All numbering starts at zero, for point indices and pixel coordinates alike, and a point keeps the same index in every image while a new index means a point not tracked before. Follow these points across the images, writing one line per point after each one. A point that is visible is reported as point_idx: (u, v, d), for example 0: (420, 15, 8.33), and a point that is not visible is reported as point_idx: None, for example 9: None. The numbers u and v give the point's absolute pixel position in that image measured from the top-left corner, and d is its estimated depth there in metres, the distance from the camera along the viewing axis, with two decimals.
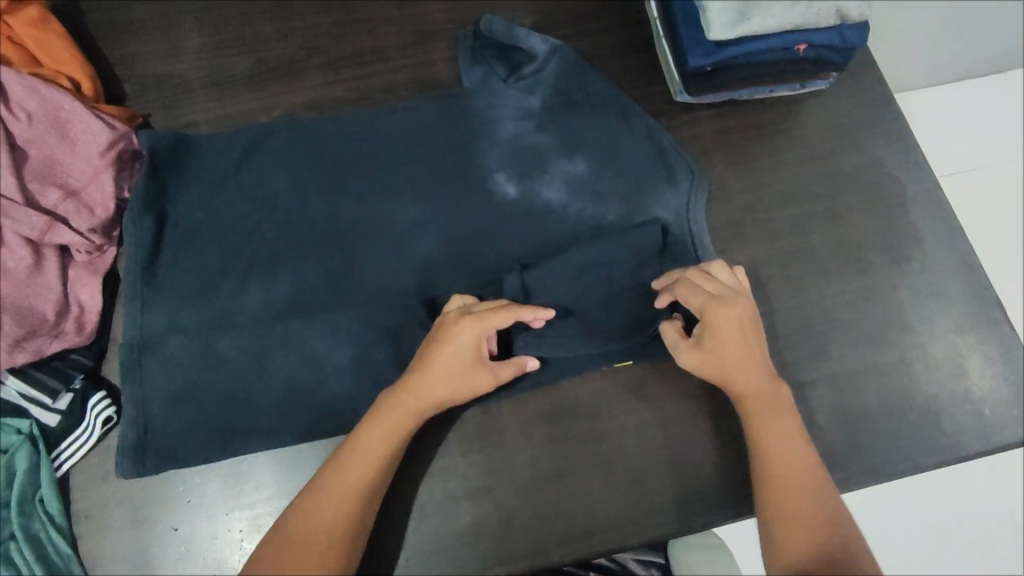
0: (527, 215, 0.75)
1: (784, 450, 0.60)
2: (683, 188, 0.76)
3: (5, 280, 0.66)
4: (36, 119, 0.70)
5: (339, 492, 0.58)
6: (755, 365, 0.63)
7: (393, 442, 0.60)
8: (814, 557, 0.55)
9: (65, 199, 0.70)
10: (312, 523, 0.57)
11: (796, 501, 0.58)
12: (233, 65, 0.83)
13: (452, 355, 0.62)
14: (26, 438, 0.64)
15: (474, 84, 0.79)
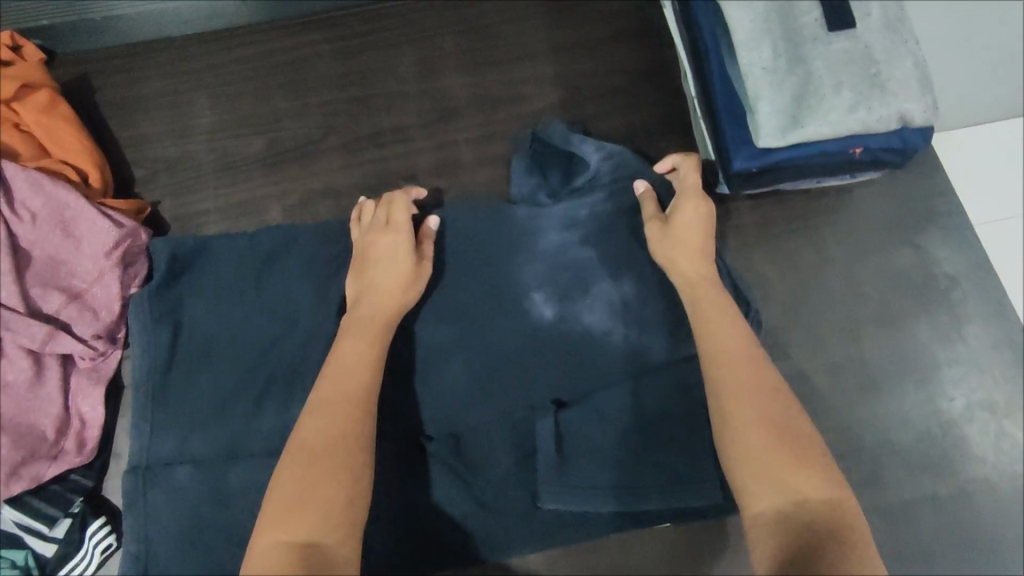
0: (570, 350, 0.68)
1: (733, 344, 0.54)
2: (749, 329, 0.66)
3: (4, 395, 0.63)
4: (41, 219, 0.68)
5: (327, 407, 0.52)
6: (701, 240, 0.63)
7: (359, 363, 0.56)
8: (767, 421, 0.49)
9: (68, 304, 0.67)
10: (325, 435, 0.51)
11: (751, 374, 0.51)
12: (247, 147, 0.79)
13: (381, 266, 0.63)
14: (21, 574, 0.60)
15: (523, 194, 0.76)
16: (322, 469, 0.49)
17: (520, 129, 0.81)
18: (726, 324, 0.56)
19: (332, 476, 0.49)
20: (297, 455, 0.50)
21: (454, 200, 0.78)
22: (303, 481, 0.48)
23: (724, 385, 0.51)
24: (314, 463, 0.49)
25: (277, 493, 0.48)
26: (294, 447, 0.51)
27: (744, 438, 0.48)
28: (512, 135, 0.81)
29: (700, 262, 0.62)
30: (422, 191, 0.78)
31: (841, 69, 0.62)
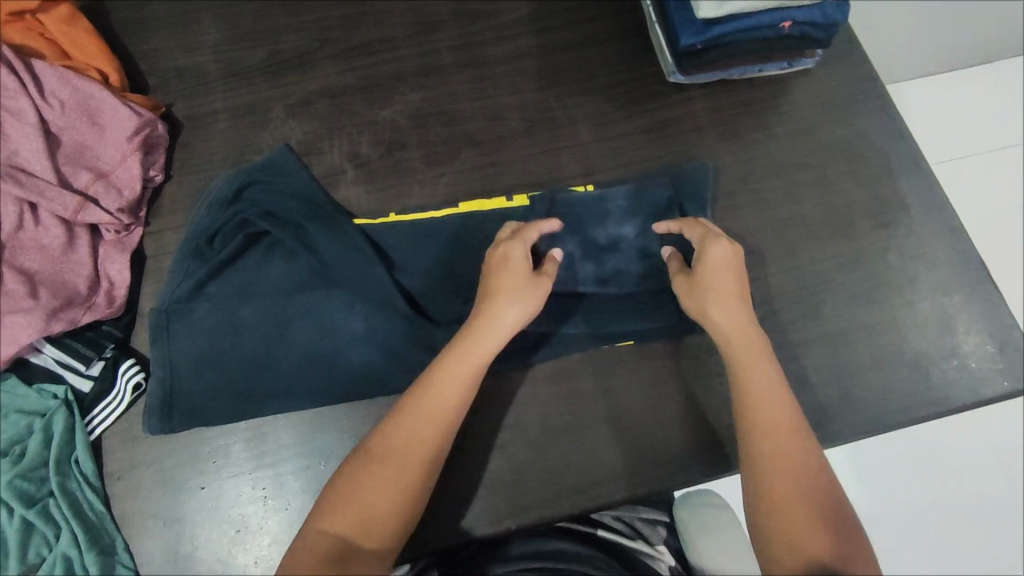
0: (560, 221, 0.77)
1: (770, 400, 0.62)
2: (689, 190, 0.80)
3: (41, 255, 0.70)
4: (68, 107, 0.75)
5: (409, 438, 0.59)
6: (740, 299, 0.67)
7: (458, 392, 0.62)
8: (807, 501, 0.58)
9: (96, 181, 0.74)
10: (401, 435, 0.59)
11: (794, 453, 0.60)
12: (249, 58, 0.87)
13: (506, 295, 0.65)
14: (63, 403, 0.66)
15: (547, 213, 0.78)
16: (392, 510, 0.57)
17: (498, 37, 0.89)
18: (768, 373, 0.64)
19: (395, 509, 0.57)
20: (395, 456, 0.59)
21: (440, 98, 0.85)
22: (374, 509, 0.57)
23: (759, 435, 0.61)
24: (394, 447, 0.59)
25: (349, 481, 0.58)
26: (392, 431, 0.60)
27: (784, 510, 0.57)
28: (491, 42, 0.89)
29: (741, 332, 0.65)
30: (409, 92, 0.85)
31: None
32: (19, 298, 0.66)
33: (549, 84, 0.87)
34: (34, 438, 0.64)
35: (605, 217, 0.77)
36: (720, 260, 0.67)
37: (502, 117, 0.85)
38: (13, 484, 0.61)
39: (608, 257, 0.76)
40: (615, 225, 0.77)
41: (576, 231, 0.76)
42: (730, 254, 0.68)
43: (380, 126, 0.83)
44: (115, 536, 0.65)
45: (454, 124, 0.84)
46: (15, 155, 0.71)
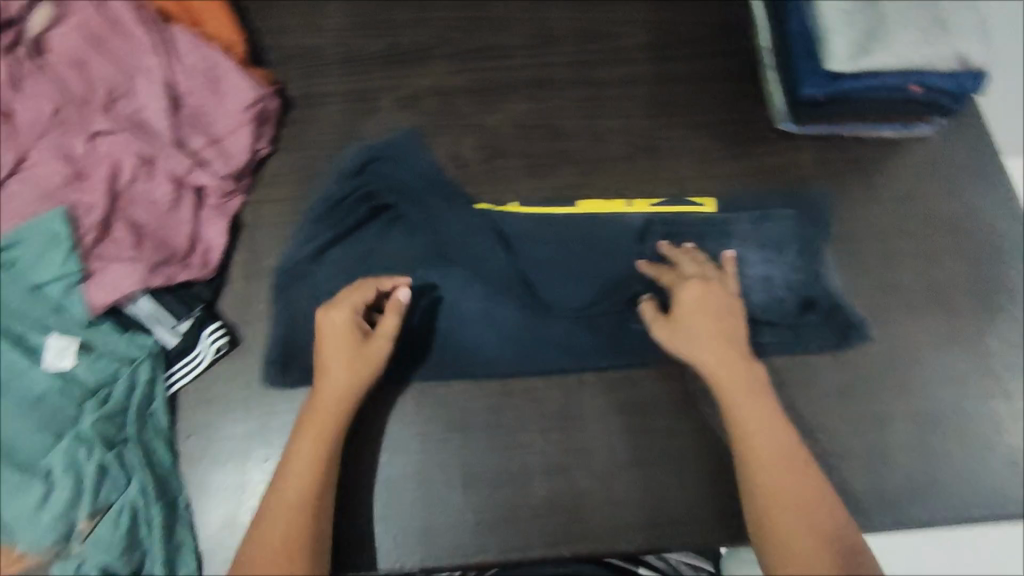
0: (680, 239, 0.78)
1: (760, 429, 0.62)
2: (815, 215, 0.80)
3: (149, 210, 0.72)
4: (195, 71, 0.77)
5: (302, 482, 0.60)
6: (716, 342, 0.65)
7: (325, 426, 0.62)
8: (813, 532, 0.57)
9: (209, 146, 0.76)
10: (305, 480, 0.60)
11: (800, 487, 0.59)
12: (369, 47, 0.89)
13: (338, 363, 0.63)
14: (149, 355, 0.68)
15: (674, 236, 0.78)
16: (292, 538, 0.57)
17: (612, 60, 0.90)
18: (751, 400, 0.63)
19: (288, 533, 0.57)
20: (286, 487, 0.59)
21: (547, 113, 0.86)
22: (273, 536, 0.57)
23: (754, 468, 0.61)
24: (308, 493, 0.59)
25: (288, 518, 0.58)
26: (285, 476, 0.60)
27: (789, 541, 0.57)
28: (604, 64, 0.89)
29: (722, 357, 0.65)
30: (518, 102, 0.86)
31: (908, 15, 0.74)
32: (125, 248, 0.69)
33: (657, 113, 0.87)
34: (120, 383, 0.65)
35: (727, 238, 0.78)
36: (687, 296, 0.68)
37: (607, 140, 0.85)
38: (96, 425, 0.63)
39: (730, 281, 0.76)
40: (737, 244, 0.78)
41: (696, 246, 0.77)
42: (703, 291, 0.68)
43: (486, 131, 0.84)
44: (179, 492, 0.66)
45: (558, 139, 0.84)
46: (140, 111, 0.74)
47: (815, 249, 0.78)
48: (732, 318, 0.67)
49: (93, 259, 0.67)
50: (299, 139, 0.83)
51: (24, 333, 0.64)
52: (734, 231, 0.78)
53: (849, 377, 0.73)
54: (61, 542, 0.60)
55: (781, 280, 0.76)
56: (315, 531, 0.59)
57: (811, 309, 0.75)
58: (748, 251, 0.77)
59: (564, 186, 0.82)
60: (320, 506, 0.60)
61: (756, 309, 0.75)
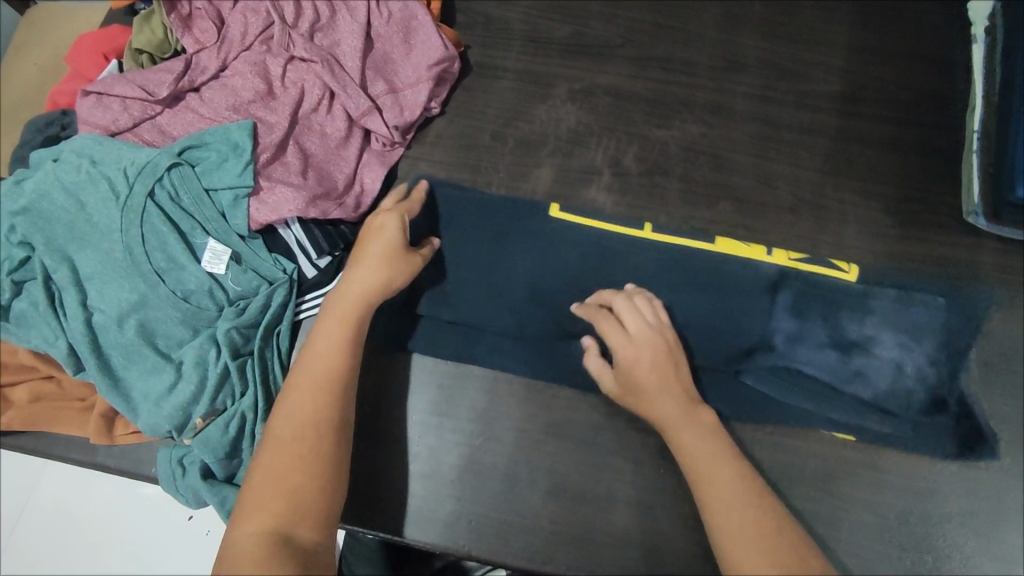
0: (815, 300, 0.71)
1: (699, 459, 0.59)
2: (966, 313, 0.71)
3: (320, 141, 0.74)
4: (393, 19, 0.79)
5: (320, 366, 0.60)
6: (672, 390, 0.62)
7: (348, 314, 0.64)
8: (772, 567, 0.51)
9: (387, 94, 0.77)
10: (320, 365, 0.60)
11: (756, 521, 0.54)
12: (555, 30, 0.87)
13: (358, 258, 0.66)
14: (288, 280, 0.70)
15: (801, 299, 0.71)
16: (312, 418, 0.58)
17: (798, 102, 0.84)
18: (693, 438, 0.60)
19: (312, 410, 0.58)
20: (306, 369, 0.60)
21: (718, 142, 0.82)
22: (296, 418, 0.58)
23: (715, 507, 0.56)
24: (322, 378, 0.60)
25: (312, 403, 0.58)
26: (305, 362, 0.61)
27: (718, 497, 0.56)
28: (789, 105, 0.84)
29: (677, 409, 0.61)
30: (691, 122, 0.83)
31: None
32: (292, 173, 0.71)
33: (833, 170, 0.81)
34: (257, 299, 0.68)
35: (867, 313, 0.71)
36: (642, 367, 0.63)
37: (773, 185, 0.80)
38: (229, 333, 0.65)
39: (857, 357, 0.70)
40: (874, 326, 0.70)
41: (830, 315, 0.71)
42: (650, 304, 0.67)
43: (651, 145, 0.81)
44: None
45: (722, 171, 0.81)
46: (336, 47, 0.76)
47: (959, 353, 0.70)
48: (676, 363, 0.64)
49: (264, 177, 0.70)
50: (467, 107, 0.83)
51: (189, 231, 0.67)
52: (876, 307, 0.71)
53: (976, 506, 0.67)
54: (176, 430, 0.64)
55: (913, 372, 0.69)
56: (337, 416, 0.59)
57: (937, 410, 0.69)
58: (887, 335, 0.70)
59: (718, 222, 0.78)
60: (339, 389, 0.60)
61: (876, 395, 0.69)
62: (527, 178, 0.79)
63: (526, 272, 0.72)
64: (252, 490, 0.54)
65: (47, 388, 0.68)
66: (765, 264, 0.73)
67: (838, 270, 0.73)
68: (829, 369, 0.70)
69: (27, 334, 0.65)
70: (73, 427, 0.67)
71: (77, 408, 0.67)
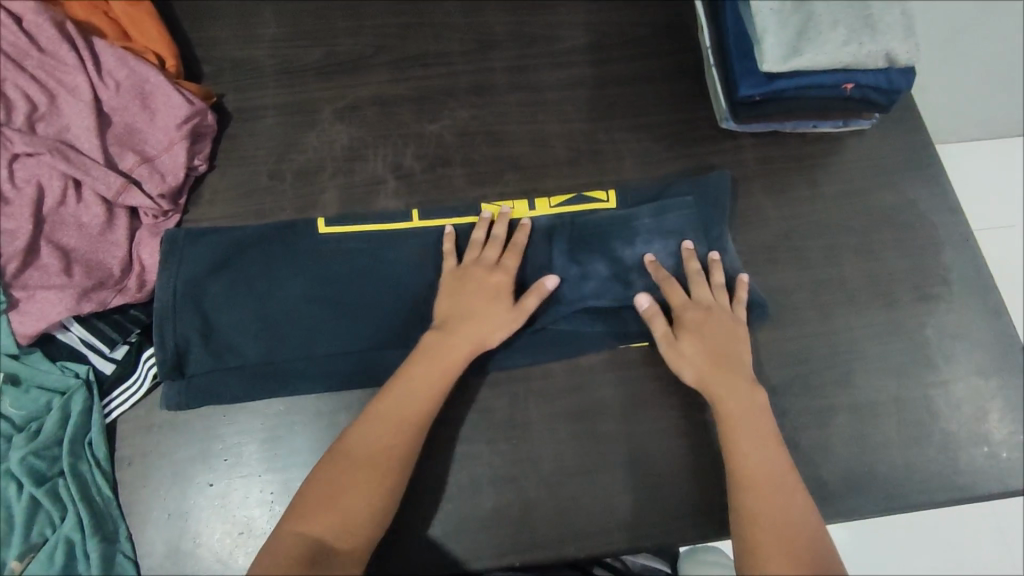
0: (586, 241, 0.76)
1: (750, 419, 0.65)
2: (714, 196, 0.79)
3: (79, 233, 0.70)
4: (123, 88, 0.75)
5: (407, 398, 0.64)
6: (734, 362, 0.68)
7: (449, 364, 0.65)
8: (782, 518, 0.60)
9: (141, 164, 0.74)
10: (409, 399, 0.64)
11: (785, 490, 0.61)
12: (306, 56, 0.87)
13: (483, 314, 0.68)
14: (83, 383, 0.66)
15: (570, 247, 0.75)
16: (383, 450, 0.61)
17: (552, 63, 0.89)
18: (747, 402, 0.66)
19: (388, 440, 0.62)
20: (383, 407, 0.63)
21: (490, 119, 0.85)
22: (362, 445, 0.61)
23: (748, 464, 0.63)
24: (398, 403, 0.63)
25: (382, 430, 0.62)
26: (396, 387, 0.64)
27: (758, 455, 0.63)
28: (546, 68, 0.89)
29: (723, 375, 0.67)
30: (460, 108, 0.85)
31: (839, 11, 0.76)
32: (53, 274, 0.67)
33: (599, 116, 0.87)
34: (52, 415, 0.64)
35: (633, 236, 0.76)
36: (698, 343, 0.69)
37: (550, 144, 0.84)
38: (26, 461, 0.61)
39: (637, 278, 0.74)
40: (644, 244, 0.75)
41: (601, 249, 0.75)
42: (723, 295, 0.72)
43: (428, 140, 0.83)
44: (119, 523, 0.64)
45: (501, 145, 0.84)
46: (66, 132, 0.72)
47: (716, 240, 0.77)
48: (715, 329, 0.70)
49: (18, 287, 0.66)
50: (237, 153, 0.81)
51: None
52: (638, 228, 0.76)
53: (792, 373, 0.75)
54: None
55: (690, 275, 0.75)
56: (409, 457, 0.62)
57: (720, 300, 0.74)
58: (655, 248, 0.75)
59: (510, 193, 0.81)
60: (413, 435, 0.63)
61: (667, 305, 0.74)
62: (315, 206, 0.79)
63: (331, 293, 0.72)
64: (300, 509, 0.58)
65: None
66: (572, 229, 0.76)
67: (600, 201, 0.80)
68: (613, 297, 0.73)
69: None
70: None
71: None
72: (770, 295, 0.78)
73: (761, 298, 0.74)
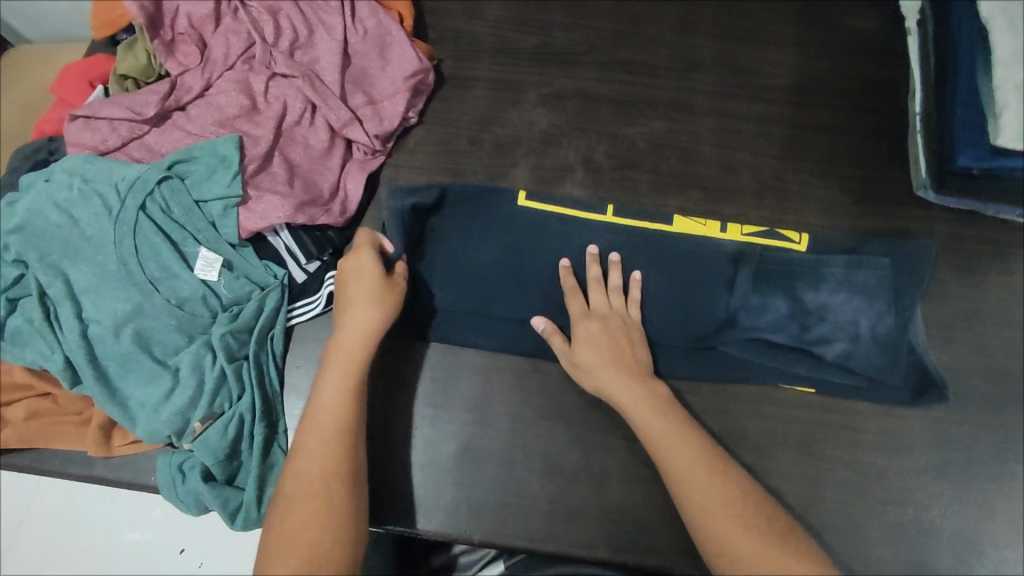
0: (776, 275, 0.76)
1: (655, 432, 0.64)
2: (910, 265, 0.78)
3: (304, 152, 0.77)
4: (368, 36, 0.83)
5: (334, 380, 0.64)
6: (643, 394, 0.66)
7: (358, 358, 0.65)
8: (745, 524, 0.57)
9: (366, 106, 0.81)
10: (345, 376, 0.64)
11: (717, 488, 0.60)
12: (522, 41, 0.92)
13: (361, 296, 0.68)
14: (280, 285, 0.73)
15: (751, 281, 0.75)
16: (329, 462, 0.59)
17: (753, 96, 0.90)
18: (656, 414, 0.65)
19: (336, 417, 0.62)
20: (320, 418, 0.61)
21: (682, 135, 0.87)
22: (304, 476, 0.58)
23: (679, 473, 0.61)
24: (337, 379, 0.64)
25: (321, 413, 0.62)
26: (329, 368, 0.65)
27: (684, 468, 0.61)
28: (745, 99, 0.90)
29: (636, 398, 0.66)
30: (656, 119, 0.88)
31: None
32: (279, 182, 0.74)
33: (791, 156, 0.87)
34: (251, 304, 0.70)
35: (820, 281, 0.76)
36: (613, 381, 0.67)
37: (736, 172, 0.85)
38: (224, 337, 0.67)
39: (816, 325, 0.75)
40: (829, 292, 0.76)
41: (787, 287, 0.76)
42: (615, 324, 0.71)
43: (620, 142, 0.86)
44: (281, 416, 0.70)
45: (688, 162, 0.85)
46: (316, 63, 0.80)
47: (906, 305, 0.76)
48: (631, 345, 0.71)
49: (251, 186, 0.72)
50: (444, 114, 0.87)
51: (181, 241, 0.70)
52: (828, 275, 0.76)
53: (948, 457, 0.71)
54: (176, 435, 0.65)
55: (867, 333, 0.74)
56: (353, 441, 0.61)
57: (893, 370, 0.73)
58: (838, 297, 0.76)
59: (690, 208, 0.83)
60: (352, 435, 0.61)
61: (837, 357, 0.74)
62: (505, 178, 0.83)
63: (507, 263, 0.76)
64: (274, 527, 0.55)
65: (44, 405, 0.68)
66: (760, 264, 0.77)
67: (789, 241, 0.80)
68: (790, 334, 0.74)
69: (21, 352, 0.66)
70: (72, 443, 0.67)
71: (75, 422, 0.68)
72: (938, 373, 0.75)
73: (939, 375, 0.74)
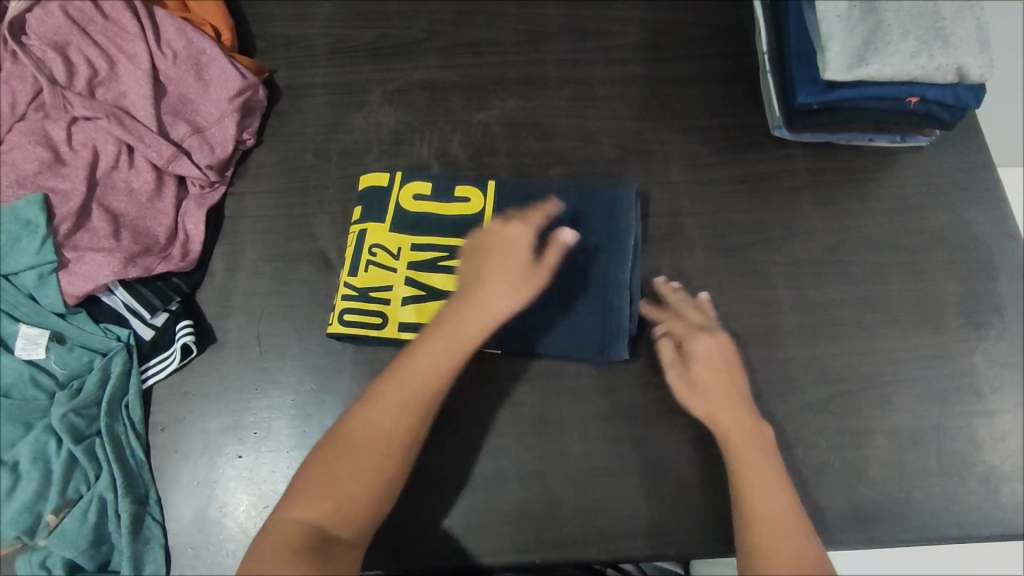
0: None
1: (750, 449, 0.62)
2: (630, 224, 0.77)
3: (129, 198, 0.70)
4: (180, 59, 0.75)
5: (412, 375, 0.59)
6: (736, 400, 0.65)
7: (453, 347, 0.60)
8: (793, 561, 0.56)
9: (192, 135, 0.74)
10: (428, 370, 0.59)
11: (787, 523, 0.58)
12: (358, 37, 0.87)
13: (484, 292, 0.62)
14: (124, 346, 0.67)
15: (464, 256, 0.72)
16: (365, 464, 0.55)
17: (605, 59, 0.88)
18: (762, 445, 0.62)
19: (395, 426, 0.57)
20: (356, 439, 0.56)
21: (536, 112, 0.84)
22: (375, 429, 0.56)
23: (754, 495, 0.60)
24: (426, 375, 0.59)
25: (387, 399, 0.58)
26: (396, 370, 0.59)
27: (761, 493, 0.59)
28: (597, 63, 0.87)
29: (726, 408, 0.64)
30: (508, 99, 0.85)
31: (908, 22, 0.73)
32: (102, 237, 0.67)
33: (648, 115, 0.85)
34: (93, 374, 0.65)
35: None
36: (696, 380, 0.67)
37: (595, 141, 0.83)
38: (66, 417, 0.63)
39: None
40: None
41: None
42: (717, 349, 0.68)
43: (474, 129, 0.83)
44: (149, 487, 0.66)
45: (547, 138, 0.83)
46: (123, 98, 0.73)
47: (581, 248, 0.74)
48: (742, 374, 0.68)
49: (68, 248, 0.66)
50: (285, 130, 0.82)
51: None
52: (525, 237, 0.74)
53: (831, 391, 0.73)
54: (27, 533, 0.61)
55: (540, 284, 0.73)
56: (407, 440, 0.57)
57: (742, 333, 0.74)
58: None
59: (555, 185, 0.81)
60: (422, 418, 0.58)
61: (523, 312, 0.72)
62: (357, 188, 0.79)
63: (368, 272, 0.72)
64: (266, 529, 0.53)
65: None
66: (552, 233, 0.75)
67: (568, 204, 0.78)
68: None
69: None
70: None
71: None
72: (812, 310, 0.76)
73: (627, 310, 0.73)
